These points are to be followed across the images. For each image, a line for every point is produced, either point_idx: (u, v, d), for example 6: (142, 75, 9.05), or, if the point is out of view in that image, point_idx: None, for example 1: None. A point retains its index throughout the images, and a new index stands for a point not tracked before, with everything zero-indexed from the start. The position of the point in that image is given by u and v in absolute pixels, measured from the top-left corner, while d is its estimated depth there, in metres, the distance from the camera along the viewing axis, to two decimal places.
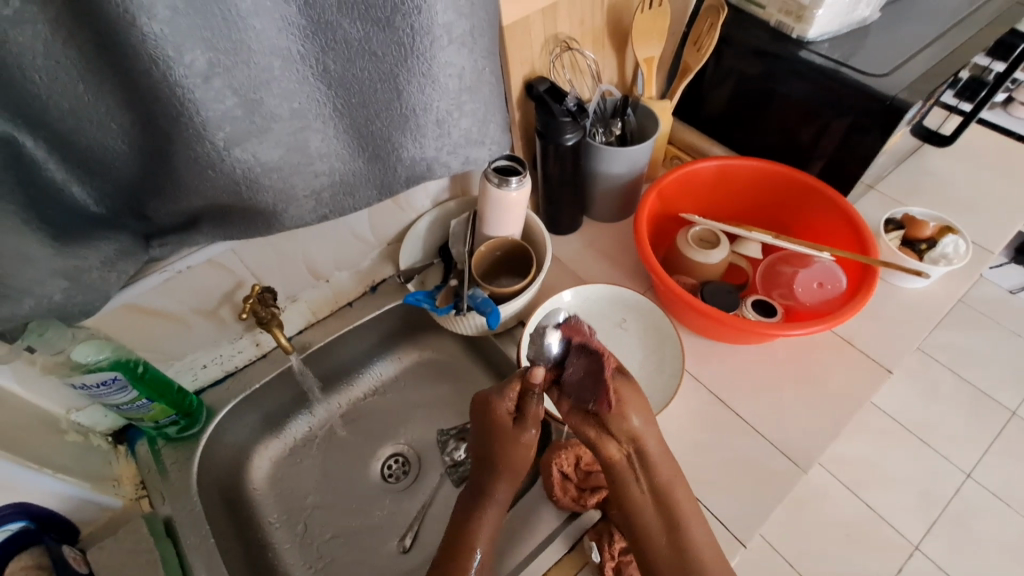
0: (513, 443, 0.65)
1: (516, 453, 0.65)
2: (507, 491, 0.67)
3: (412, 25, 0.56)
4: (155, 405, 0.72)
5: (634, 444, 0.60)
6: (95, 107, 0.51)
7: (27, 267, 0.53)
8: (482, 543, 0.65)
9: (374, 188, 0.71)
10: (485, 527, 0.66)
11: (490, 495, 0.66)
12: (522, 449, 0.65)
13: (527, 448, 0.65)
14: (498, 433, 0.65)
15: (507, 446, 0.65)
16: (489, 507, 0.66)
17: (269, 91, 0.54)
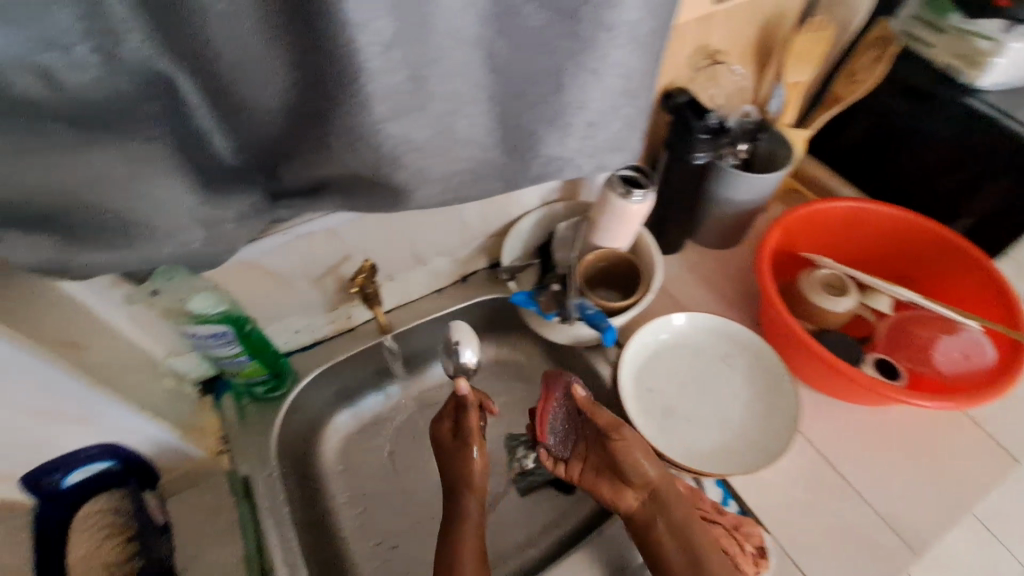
0: (443, 450, 0.74)
1: (477, 477, 0.71)
2: (477, 504, 0.71)
3: (593, 21, 0.53)
4: (252, 362, 0.73)
5: (646, 488, 0.65)
6: (265, 62, 0.50)
7: (174, 212, 0.52)
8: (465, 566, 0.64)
9: (501, 181, 0.69)
10: (469, 548, 0.66)
11: (468, 517, 0.69)
12: (480, 469, 0.72)
13: (474, 460, 0.71)
14: (467, 454, 0.71)
15: (473, 466, 0.71)
16: (474, 529, 0.68)
17: (436, 69, 0.53)
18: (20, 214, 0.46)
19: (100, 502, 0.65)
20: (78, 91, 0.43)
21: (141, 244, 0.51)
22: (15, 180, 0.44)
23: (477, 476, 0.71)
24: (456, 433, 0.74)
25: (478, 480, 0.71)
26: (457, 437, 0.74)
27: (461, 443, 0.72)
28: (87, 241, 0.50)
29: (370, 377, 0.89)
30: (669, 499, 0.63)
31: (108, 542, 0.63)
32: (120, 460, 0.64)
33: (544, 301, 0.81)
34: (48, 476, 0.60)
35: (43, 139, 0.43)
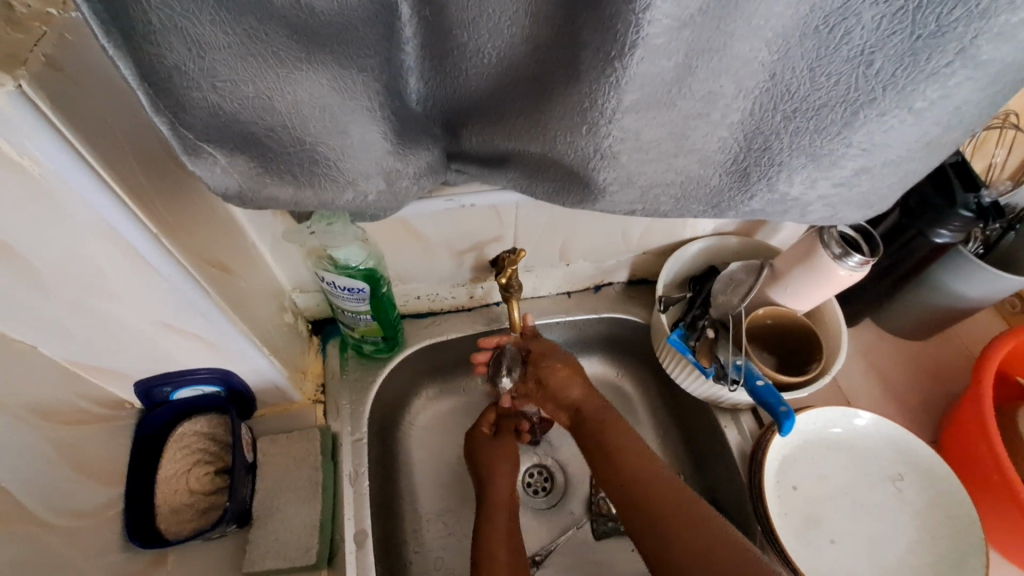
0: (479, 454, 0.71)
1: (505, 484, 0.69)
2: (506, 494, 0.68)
3: (955, 48, 0.39)
4: (373, 322, 0.67)
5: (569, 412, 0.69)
6: (510, 6, 0.41)
7: (363, 155, 0.45)
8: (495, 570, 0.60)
9: (705, 206, 0.56)
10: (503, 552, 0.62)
11: (499, 503, 0.67)
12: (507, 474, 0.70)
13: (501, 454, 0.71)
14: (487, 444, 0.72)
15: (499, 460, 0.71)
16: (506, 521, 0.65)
17: (710, 62, 0.42)
18: (217, 127, 0.40)
19: (199, 425, 0.62)
20: None
21: (324, 185, 0.46)
22: (224, 87, 0.38)
23: (503, 489, 0.68)
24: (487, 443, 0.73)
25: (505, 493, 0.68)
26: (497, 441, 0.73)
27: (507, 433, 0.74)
28: (272, 173, 0.45)
29: (473, 363, 0.83)
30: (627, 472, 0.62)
31: (196, 469, 0.60)
32: (224, 386, 0.61)
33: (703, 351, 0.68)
34: (159, 387, 0.58)
35: (260, 43, 0.37)
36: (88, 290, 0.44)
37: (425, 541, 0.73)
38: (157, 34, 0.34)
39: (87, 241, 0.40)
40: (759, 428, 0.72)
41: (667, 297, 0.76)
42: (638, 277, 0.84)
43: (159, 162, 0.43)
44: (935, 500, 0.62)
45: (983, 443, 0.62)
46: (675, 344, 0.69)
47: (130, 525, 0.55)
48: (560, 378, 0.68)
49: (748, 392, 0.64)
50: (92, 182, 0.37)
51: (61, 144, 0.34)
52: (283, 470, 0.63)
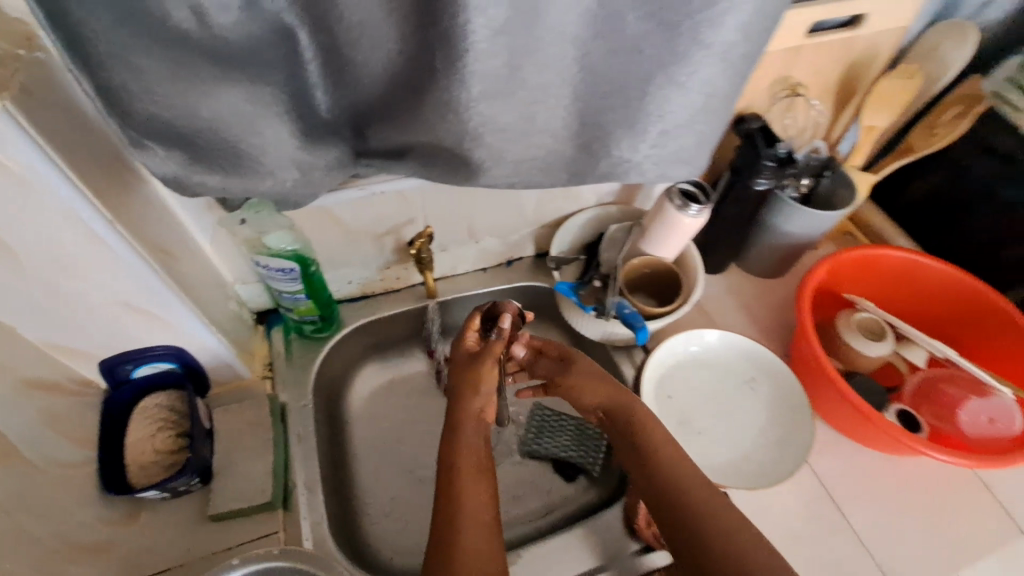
0: (458, 388, 0.64)
1: (472, 428, 0.61)
2: (479, 446, 0.59)
3: (693, 37, 0.54)
4: (309, 302, 0.78)
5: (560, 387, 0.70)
6: (379, 28, 0.55)
7: (276, 151, 0.58)
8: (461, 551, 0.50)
9: (566, 173, 0.71)
10: (468, 531, 0.51)
11: (464, 445, 0.58)
12: (475, 417, 0.62)
13: (472, 399, 0.63)
14: (458, 368, 0.66)
15: (463, 411, 0.62)
16: (471, 472, 0.56)
17: (532, 59, 0.56)
18: (157, 130, 0.52)
19: (160, 399, 0.71)
20: (223, 31, 0.48)
21: (248, 176, 0.59)
22: (159, 100, 0.50)
23: (472, 433, 0.60)
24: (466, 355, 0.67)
25: (473, 446, 0.59)
26: (477, 355, 0.67)
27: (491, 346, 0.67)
28: (203, 166, 0.56)
29: (407, 338, 0.95)
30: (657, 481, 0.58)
31: (161, 434, 0.69)
32: (180, 363, 0.70)
33: (586, 294, 0.85)
34: (121, 365, 0.67)
35: (185, 68, 0.49)
36: (62, 273, 0.54)
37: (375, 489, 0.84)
38: (105, 66, 0.47)
39: (57, 230, 0.51)
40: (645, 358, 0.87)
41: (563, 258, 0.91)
42: (543, 249, 0.99)
43: (110, 165, 0.54)
44: (777, 393, 0.78)
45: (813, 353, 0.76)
46: (562, 291, 0.85)
47: (106, 479, 0.64)
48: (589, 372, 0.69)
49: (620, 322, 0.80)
50: (62, 180, 0.48)
51: (37, 150, 0.45)
52: (237, 433, 0.73)
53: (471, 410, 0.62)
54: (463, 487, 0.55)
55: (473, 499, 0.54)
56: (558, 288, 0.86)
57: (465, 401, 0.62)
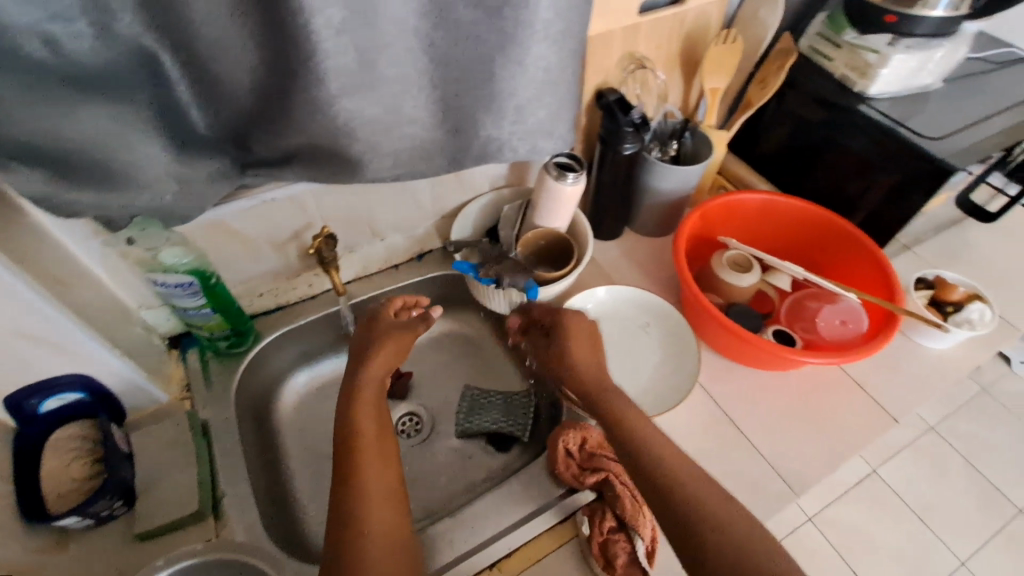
0: (365, 350, 0.76)
1: (372, 392, 0.73)
2: (372, 405, 0.72)
3: (516, 19, 0.62)
4: (216, 316, 0.80)
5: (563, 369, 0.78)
6: (235, 41, 0.59)
7: (148, 164, 0.61)
8: (369, 525, 0.62)
9: (444, 157, 0.78)
10: (374, 485, 0.65)
11: (369, 394, 0.73)
12: (382, 370, 0.75)
13: (375, 365, 0.75)
14: (370, 371, 0.74)
15: (362, 398, 0.72)
16: (373, 437, 0.69)
17: (383, 54, 0.62)
18: (22, 153, 0.54)
19: (71, 429, 0.71)
20: (76, 55, 0.52)
21: (124, 192, 0.61)
22: (18, 125, 0.52)
23: (369, 395, 0.73)
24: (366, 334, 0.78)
25: (373, 405, 0.72)
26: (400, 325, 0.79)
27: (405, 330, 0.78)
28: (76, 185, 0.58)
29: (330, 343, 0.97)
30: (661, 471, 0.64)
31: (76, 462, 0.69)
32: (88, 390, 0.71)
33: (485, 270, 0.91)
34: (27, 401, 0.66)
35: (42, 93, 0.52)
36: None
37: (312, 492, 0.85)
38: None
39: None
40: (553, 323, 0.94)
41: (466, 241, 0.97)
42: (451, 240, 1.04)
43: None
44: (669, 332, 0.86)
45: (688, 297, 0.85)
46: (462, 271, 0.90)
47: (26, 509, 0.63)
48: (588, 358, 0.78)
49: (517, 289, 0.86)
50: None
51: None
52: (157, 453, 0.74)
53: (379, 369, 0.75)
54: (374, 447, 0.68)
55: (375, 459, 0.67)
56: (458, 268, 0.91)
57: (366, 374, 0.74)
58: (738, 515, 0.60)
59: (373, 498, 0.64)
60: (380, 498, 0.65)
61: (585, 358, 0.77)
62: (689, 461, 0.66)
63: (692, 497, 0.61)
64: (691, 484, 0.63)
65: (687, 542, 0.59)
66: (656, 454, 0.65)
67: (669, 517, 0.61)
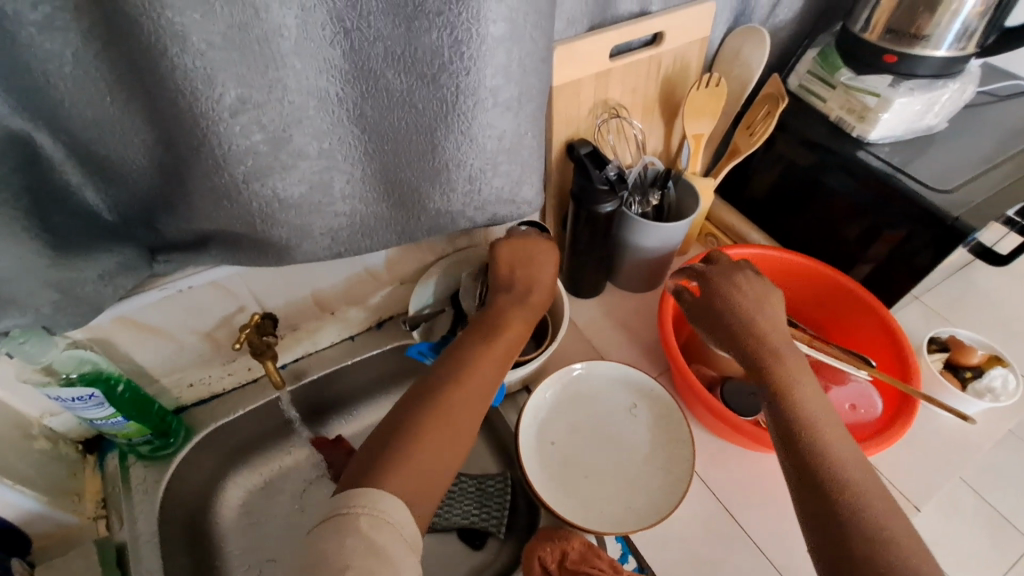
0: (534, 270, 0.75)
1: (514, 335, 0.69)
2: (517, 342, 0.69)
3: (456, 86, 0.52)
4: (132, 423, 0.69)
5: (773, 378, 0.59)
6: (119, 121, 0.50)
7: (14, 273, 0.50)
8: (426, 446, 0.56)
9: (390, 232, 0.67)
10: (463, 399, 0.61)
11: (512, 321, 0.70)
12: (541, 300, 0.74)
13: (539, 293, 0.74)
14: (531, 311, 0.73)
15: (512, 325, 0.69)
16: (496, 358, 0.66)
17: (299, 129, 0.52)
18: None
19: None
20: None
21: None
22: None
23: (516, 328, 0.70)
24: (519, 255, 0.75)
25: (506, 341, 0.68)
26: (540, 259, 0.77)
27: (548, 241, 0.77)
28: None
29: (276, 431, 0.86)
30: (828, 489, 0.51)
31: None
32: None
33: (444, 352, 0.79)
34: None
35: None
36: None
37: None
38: None
39: None
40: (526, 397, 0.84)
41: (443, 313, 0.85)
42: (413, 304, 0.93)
43: None
44: (658, 415, 0.76)
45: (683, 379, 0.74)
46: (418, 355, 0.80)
47: None
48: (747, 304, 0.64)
49: None
50: None
51: None
52: None
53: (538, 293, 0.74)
54: (486, 361, 0.65)
55: (473, 386, 0.62)
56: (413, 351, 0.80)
57: (528, 308, 0.72)
58: (898, 539, 0.47)
59: (467, 391, 0.62)
60: (460, 420, 0.60)
61: (776, 307, 0.65)
62: (844, 447, 0.54)
63: (842, 486, 0.51)
64: (867, 495, 0.50)
65: (800, 484, 0.53)
66: (842, 448, 0.53)
67: (810, 491, 0.52)
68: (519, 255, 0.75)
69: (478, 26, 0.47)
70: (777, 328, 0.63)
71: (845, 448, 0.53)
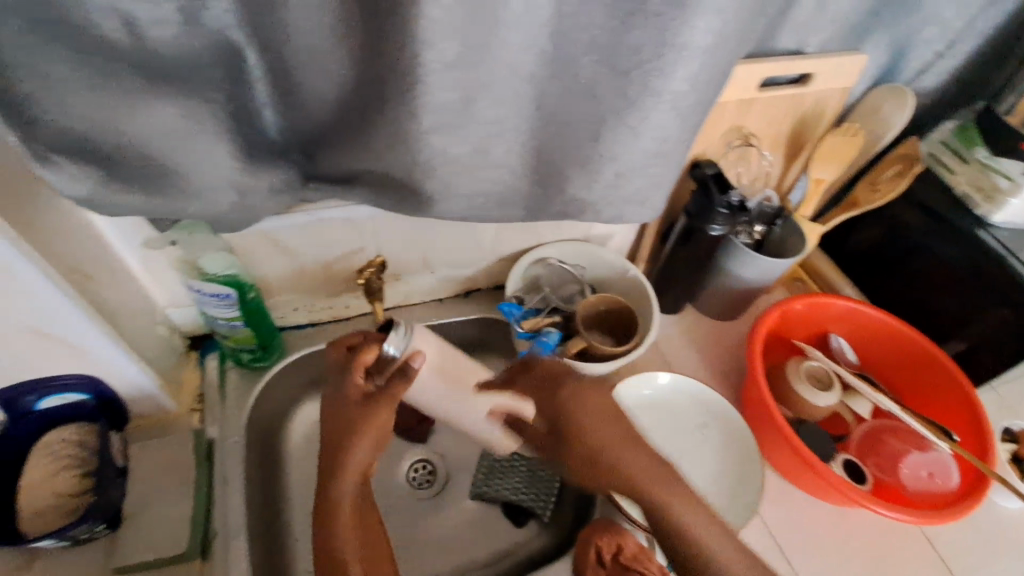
0: (353, 419, 0.60)
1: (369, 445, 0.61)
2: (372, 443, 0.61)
3: (645, 85, 0.53)
4: (246, 329, 0.74)
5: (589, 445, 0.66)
6: (330, 54, 0.54)
7: (210, 172, 0.54)
8: (354, 476, 0.62)
9: (522, 209, 0.70)
10: (360, 454, 0.61)
11: (368, 424, 0.61)
12: (374, 430, 0.61)
13: (382, 411, 0.60)
14: (378, 410, 0.60)
15: (367, 424, 0.60)
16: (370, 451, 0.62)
17: (486, 94, 0.55)
18: (65, 142, 0.48)
19: (68, 433, 0.64)
20: (156, 45, 0.46)
21: (178, 197, 0.55)
22: (82, 116, 0.47)
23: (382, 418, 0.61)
24: (335, 422, 0.61)
25: (370, 446, 0.62)
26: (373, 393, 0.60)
27: (366, 407, 0.60)
28: (121, 183, 0.52)
29: None
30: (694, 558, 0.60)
31: (63, 474, 0.63)
32: (94, 394, 0.64)
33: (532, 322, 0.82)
34: (23, 396, 0.60)
35: (105, 79, 0.46)
36: None
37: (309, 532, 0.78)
38: (18, 74, 0.43)
39: None
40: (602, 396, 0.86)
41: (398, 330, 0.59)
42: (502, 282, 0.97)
43: (21, 179, 0.50)
44: (729, 438, 0.78)
45: (758, 407, 0.77)
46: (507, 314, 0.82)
47: None
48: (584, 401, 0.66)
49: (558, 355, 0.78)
50: None
51: None
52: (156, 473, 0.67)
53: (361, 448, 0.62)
54: (345, 505, 0.63)
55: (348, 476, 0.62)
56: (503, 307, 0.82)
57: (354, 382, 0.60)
58: None
59: (349, 472, 0.62)
60: (347, 472, 0.62)
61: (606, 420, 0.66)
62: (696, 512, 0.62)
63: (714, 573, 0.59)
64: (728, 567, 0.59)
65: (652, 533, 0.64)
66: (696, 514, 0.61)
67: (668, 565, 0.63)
68: (335, 425, 0.62)
69: (684, 29, 0.49)
70: (601, 430, 0.65)
71: (697, 519, 0.61)
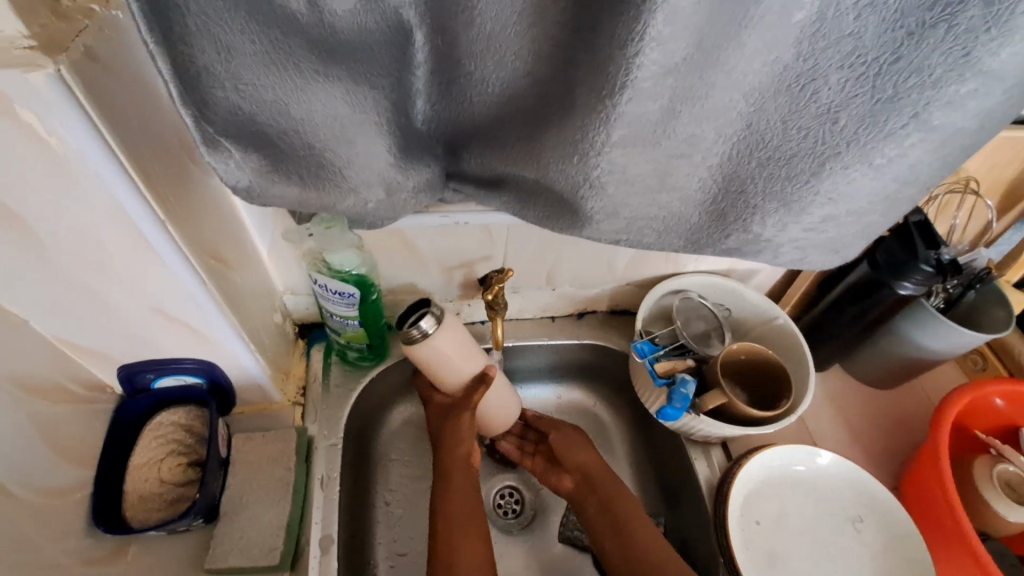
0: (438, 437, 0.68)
1: (461, 481, 0.65)
2: (462, 472, 0.66)
3: (910, 114, 0.43)
4: (359, 329, 0.69)
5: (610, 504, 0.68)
6: (512, 43, 0.44)
7: (364, 164, 0.48)
8: (455, 514, 0.63)
9: (685, 241, 0.58)
10: (455, 498, 0.64)
11: (452, 464, 0.66)
12: (461, 457, 0.66)
13: (458, 430, 0.66)
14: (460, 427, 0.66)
15: (456, 425, 0.66)
16: (461, 494, 0.64)
17: (694, 107, 0.45)
18: (237, 128, 0.43)
19: (177, 416, 0.64)
20: (336, 20, 0.39)
21: (329, 188, 0.49)
22: (246, 91, 0.41)
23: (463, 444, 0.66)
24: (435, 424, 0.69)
25: (462, 482, 0.65)
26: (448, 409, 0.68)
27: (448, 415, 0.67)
28: (281, 173, 0.48)
29: None
30: None
31: (169, 459, 0.62)
32: (207, 380, 0.62)
33: (665, 366, 0.73)
34: (142, 373, 0.60)
35: (282, 55, 0.40)
36: (96, 270, 0.47)
37: (391, 553, 0.72)
38: (192, 39, 0.38)
39: (92, 217, 0.42)
40: (728, 463, 0.73)
41: (429, 309, 0.63)
42: (620, 307, 0.87)
43: (172, 153, 0.46)
44: (890, 542, 0.66)
45: (930, 464, 0.66)
46: (640, 354, 0.74)
47: (98, 505, 0.56)
48: (565, 439, 0.73)
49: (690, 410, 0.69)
50: (111, 165, 0.39)
51: (91, 130, 0.37)
52: (254, 469, 0.64)
53: (459, 489, 0.65)
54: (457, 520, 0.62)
55: (462, 532, 0.62)
56: (637, 347, 0.75)
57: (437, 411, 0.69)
58: None
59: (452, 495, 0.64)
60: (465, 531, 0.62)
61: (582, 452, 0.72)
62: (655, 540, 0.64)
63: None
64: None
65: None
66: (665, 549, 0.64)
67: None
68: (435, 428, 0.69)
69: (990, 53, 0.39)
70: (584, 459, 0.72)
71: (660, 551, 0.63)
